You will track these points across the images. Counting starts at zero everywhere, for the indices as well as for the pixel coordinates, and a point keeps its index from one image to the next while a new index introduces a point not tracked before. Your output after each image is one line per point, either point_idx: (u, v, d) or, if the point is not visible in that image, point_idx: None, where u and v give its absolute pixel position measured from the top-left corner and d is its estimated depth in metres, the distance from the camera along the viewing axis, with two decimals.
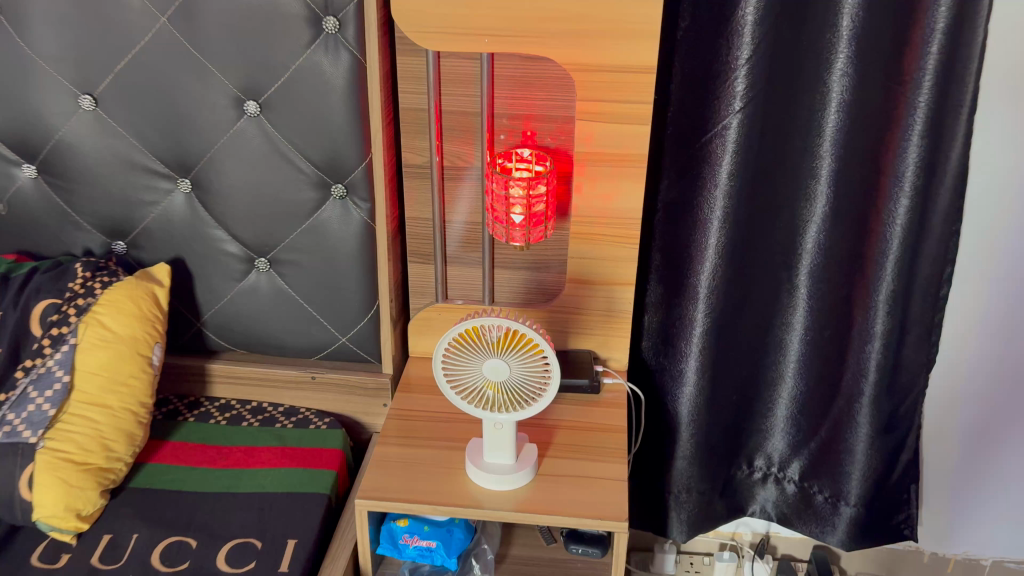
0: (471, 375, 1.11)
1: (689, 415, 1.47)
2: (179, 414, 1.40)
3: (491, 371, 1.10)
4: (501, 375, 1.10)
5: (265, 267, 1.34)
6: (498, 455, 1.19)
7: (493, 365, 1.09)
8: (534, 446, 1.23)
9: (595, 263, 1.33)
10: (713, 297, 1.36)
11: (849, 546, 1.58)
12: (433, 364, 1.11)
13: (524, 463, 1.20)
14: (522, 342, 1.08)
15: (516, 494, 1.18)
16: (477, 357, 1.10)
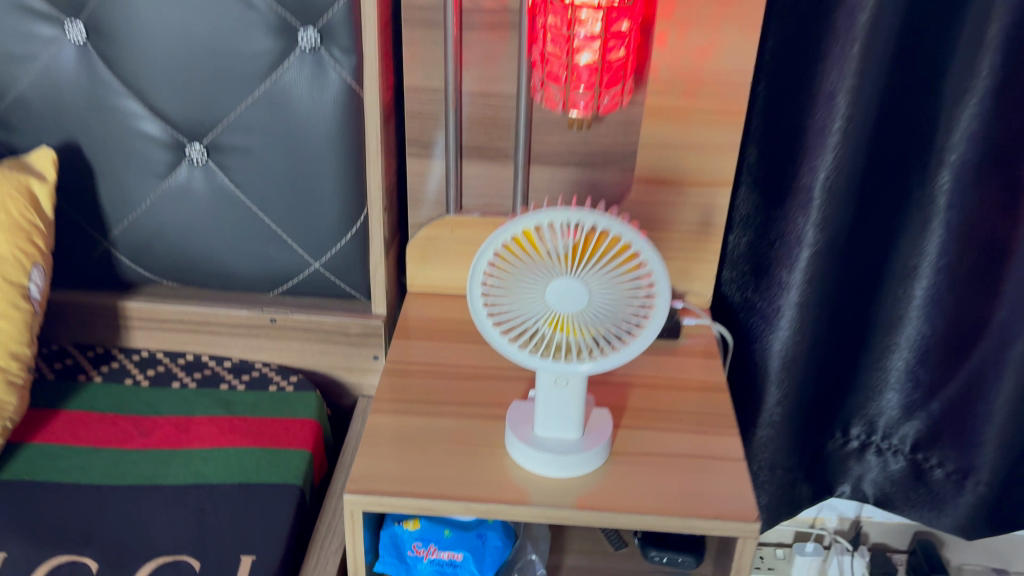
0: (527, 309, 0.72)
1: (781, 370, 1.10)
2: (80, 373, 0.98)
3: (559, 301, 0.70)
4: (575, 307, 0.71)
5: (201, 158, 0.91)
6: (558, 425, 0.80)
7: (562, 294, 0.70)
8: (606, 412, 0.84)
9: (679, 155, 0.93)
10: (828, 207, 0.98)
11: (970, 536, 1.21)
12: (470, 293, 0.72)
13: (596, 439, 0.81)
14: (609, 253, 0.68)
15: (585, 485, 0.79)
16: (537, 281, 0.70)
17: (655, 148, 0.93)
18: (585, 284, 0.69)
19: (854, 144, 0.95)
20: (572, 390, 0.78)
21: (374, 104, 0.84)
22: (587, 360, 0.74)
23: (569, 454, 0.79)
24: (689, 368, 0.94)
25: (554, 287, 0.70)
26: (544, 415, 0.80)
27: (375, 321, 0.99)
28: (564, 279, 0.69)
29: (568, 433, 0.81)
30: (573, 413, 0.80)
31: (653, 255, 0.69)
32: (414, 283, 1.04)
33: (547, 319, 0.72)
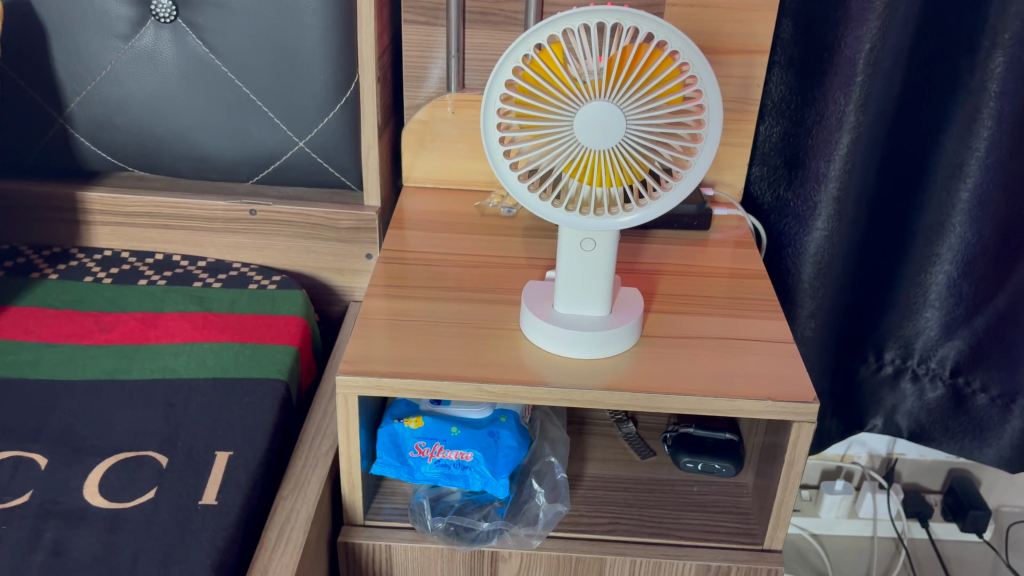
0: (553, 150, 0.61)
1: (815, 273, 1.01)
2: (32, 270, 0.86)
3: (592, 136, 0.60)
4: (611, 144, 0.60)
5: (169, 15, 0.80)
6: (583, 301, 0.70)
7: (596, 126, 0.59)
8: (635, 291, 0.74)
9: (713, 16, 0.84)
10: (870, 78, 0.89)
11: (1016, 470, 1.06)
12: (484, 131, 0.62)
13: (628, 315, 0.70)
14: (652, 71, 0.58)
15: (616, 366, 0.68)
16: (565, 111, 0.59)
17: (684, 6, 0.84)
18: (623, 111, 0.59)
19: (896, 2, 0.85)
20: (600, 254, 0.68)
21: None
22: (622, 212, 0.65)
23: (595, 330, 0.68)
24: (724, 257, 0.83)
25: (585, 117, 0.59)
26: (566, 288, 0.69)
27: (368, 212, 0.87)
28: (599, 105, 0.59)
29: (594, 310, 0.70)
30: (601, 284, 0.69)
31: (703, 72, 0.59)
32: (411, 176, 0.93)
33: (576, 162, 0.62)
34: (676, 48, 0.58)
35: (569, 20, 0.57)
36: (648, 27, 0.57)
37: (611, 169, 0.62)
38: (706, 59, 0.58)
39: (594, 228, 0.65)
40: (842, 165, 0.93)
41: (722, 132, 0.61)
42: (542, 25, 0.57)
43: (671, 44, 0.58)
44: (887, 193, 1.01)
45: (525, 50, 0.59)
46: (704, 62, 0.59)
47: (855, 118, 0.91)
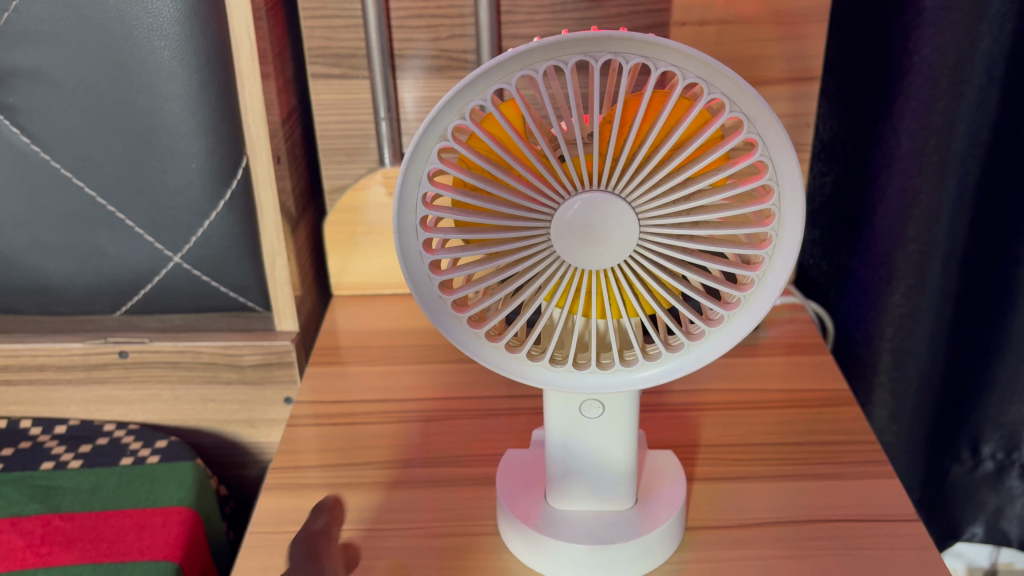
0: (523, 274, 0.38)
1: (894, 362, 0.77)
2: None
3: (606, 250, 0.36)
4: (616, 257, 0.37)
5: None
6: (599, 491, 0.44)
7: (589, 238, 0.36)
8: (669, 455, 0.49)
9: (734, 34, 0.60)
10: (955, 100, 0.65)
11: None
12: (403, 252, 0.38)
13: (658, 503, 0.45)
14: (677, 134, 0.34)
15: None
16: (538, 209, 0.36)
17: (698, 25, 0.60)
18: (631, 205, 0.36)
19: None
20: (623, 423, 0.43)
21: None
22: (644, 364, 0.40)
23: (618, 539, 0.43)
24: (785, 372, 0.58)
25: (571, 245, 0.36)
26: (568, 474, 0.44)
27: (279, 342, 0.63)
28: (563, 227, 0.36)
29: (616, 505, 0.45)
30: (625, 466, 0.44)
31: (767, 130, 0.35)
32: (341, 282, 0.69)
33: (564, 288, 0.38)
34: (718, 96, 0.34)
35: (527, 58, 0.34)
36: (666, 58, 0.33)
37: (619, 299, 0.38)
38: (773, 109, 0.34)
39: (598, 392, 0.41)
40: (920, 217, 0.69)
41: (803, 232, 0.37)
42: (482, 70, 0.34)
43: (709, 87, 0.34)
44: (989, 238, 0.72)
45: (457, 117, 0.35)
46: (770, 116, 0.35)
47: (935, 157, 0.67)
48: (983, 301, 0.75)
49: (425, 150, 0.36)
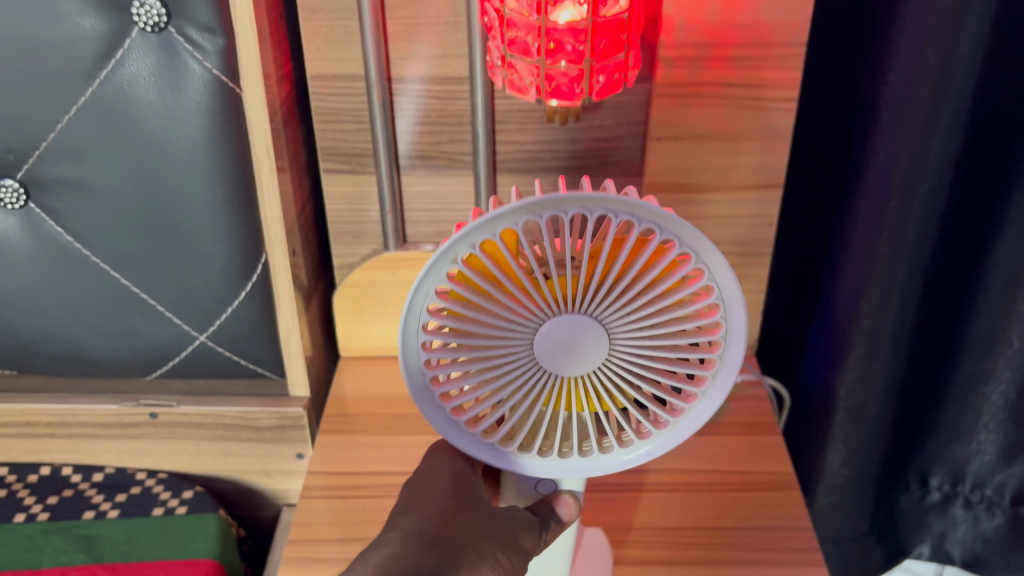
0: (508, 381, 0.45)
1: (848, 418, 0.84)
2: None
3: (577, 360, 0.44)
4: (590, 368, 0.44)
5: (16, 200, 0.63)
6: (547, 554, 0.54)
7: (571, 350, 0.44)
8: (604, 563, 0.57)
9: (706, 147, 0.66)
10: (907, 201, 0.71)
11: None
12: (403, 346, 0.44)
13: None
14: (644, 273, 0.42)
15: None
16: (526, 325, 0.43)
17: (672, 140, 0.66)
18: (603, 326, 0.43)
19: (938, 102, 0.66)
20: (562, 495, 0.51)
21: (255, 66, 0.57)
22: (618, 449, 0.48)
23: None
24: (741, 453, 0.66)
25: (551, 353, 0.44)
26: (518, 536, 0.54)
27: (292, 409, 0.70)
28: (545, 344, 0.43)
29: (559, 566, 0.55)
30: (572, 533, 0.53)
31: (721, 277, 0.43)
32: (349, 345, 0.76)
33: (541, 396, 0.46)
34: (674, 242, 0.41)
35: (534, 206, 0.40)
36: (630, 212, 0.40)
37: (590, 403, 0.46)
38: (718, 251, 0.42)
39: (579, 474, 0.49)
40: (871, 296, 0.76)
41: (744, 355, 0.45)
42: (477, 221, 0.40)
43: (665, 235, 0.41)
44: (942, 301, 0.82)
45: (468, 246, 0.41)
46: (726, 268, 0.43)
47: (887, 249, 0.73)
48: (937, 353, 0.85)
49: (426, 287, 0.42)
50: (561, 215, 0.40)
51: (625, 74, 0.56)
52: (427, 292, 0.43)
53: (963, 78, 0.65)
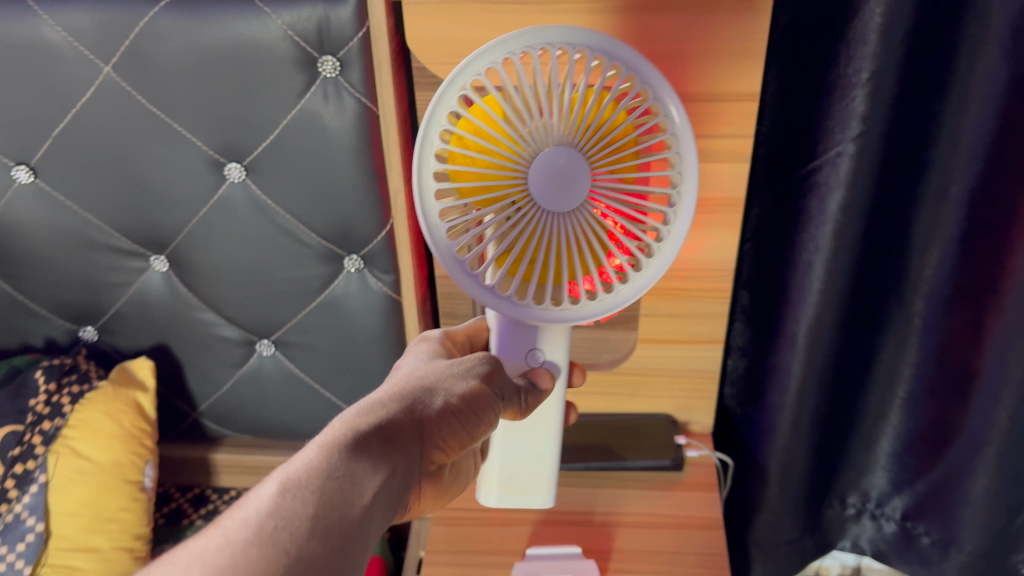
0: (519, 214, 0.69)
1: (781, 471, 1.24)
2: (184, 516, 1.19)
3: (563, 186, 0.68)
4: (576, 193, 0.68)
5: (269, 349, 1.11)
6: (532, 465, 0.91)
7: (557, 176, 0.67)
8: (592, 564, 1.01)
9: (675, 320, 1.08)
10: (812, 352, 1.10)
11: None
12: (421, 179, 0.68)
13: None
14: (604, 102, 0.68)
15: None
16: (520, 160, 0.67)
17: (653, 316, 1.08)
18: (581, 151, 0.67)
19: (836, 297, 1.06)
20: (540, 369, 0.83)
21: (411, 293, 1.01)
22: (619, 290, 0.75)
23: None
24: (689, 503, 1.10)
25: (542, 182, 0.67)
26: (512, 460, 0.90)
27: None
28: (539, 173, 0.67)
29: (543, 472, 0.92)
30: (550, 439, 0.90)
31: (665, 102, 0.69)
32: None
33: (553, 225, 0.70)
34: (598, 53, 0.67)
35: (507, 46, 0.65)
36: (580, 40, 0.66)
37: (585, 242, 0.72)
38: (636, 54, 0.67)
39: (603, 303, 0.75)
40: (790, 417, 1.18)
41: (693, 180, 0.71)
42: (458, 73, 0.66)
43: (586, 49, 0.66)
44: (846, 400, 1.27)
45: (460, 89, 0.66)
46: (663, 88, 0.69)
47: (802, 378, 1.13)
48: (842, 430, 1.30)
49: (428, 162, 0.68)
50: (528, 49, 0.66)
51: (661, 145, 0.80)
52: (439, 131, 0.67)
53: (848, 283, 1.08)
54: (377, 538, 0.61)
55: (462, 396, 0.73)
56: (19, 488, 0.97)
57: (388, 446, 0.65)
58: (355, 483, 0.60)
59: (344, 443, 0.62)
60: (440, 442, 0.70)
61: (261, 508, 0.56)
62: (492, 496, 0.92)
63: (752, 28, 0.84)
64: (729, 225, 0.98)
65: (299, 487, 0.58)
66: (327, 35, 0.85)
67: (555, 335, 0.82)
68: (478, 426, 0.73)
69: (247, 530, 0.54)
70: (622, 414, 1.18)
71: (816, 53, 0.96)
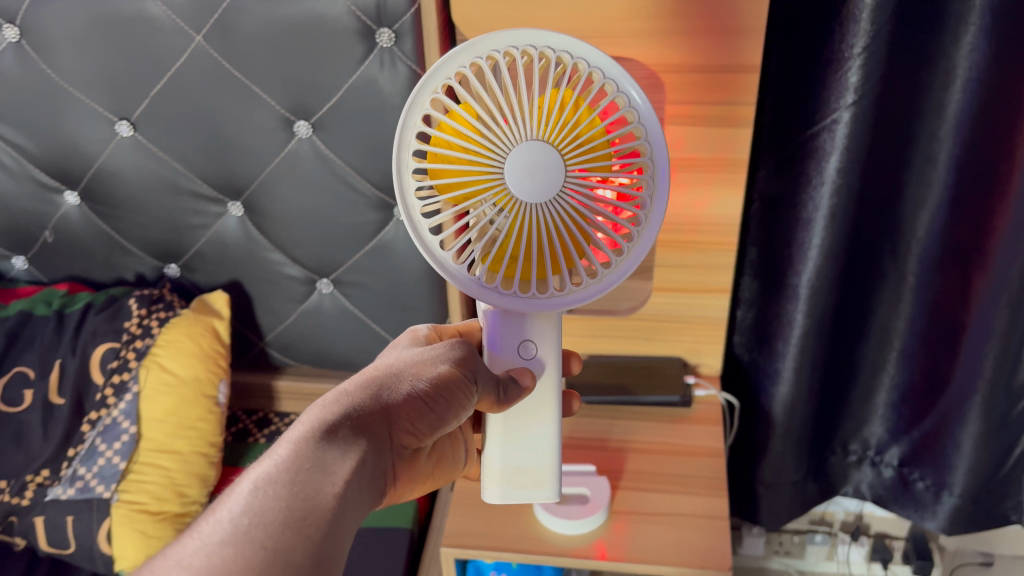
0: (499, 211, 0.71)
1: (785, 414, 1.35)
2: (250, 435, 1.35)
3: (539, 179, 0.68)
4: (552, 190, 0.69)
5: (328, 288, 1.27)
6: (535, 457, 0.87)
7: (531, 170, 0.68)
8: (604, 480, 1.15)
9: (685, 271, 1.21)
10: (813, 303, 1.21)
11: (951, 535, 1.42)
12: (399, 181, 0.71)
13: (596, 504, 1.11)
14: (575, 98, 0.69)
15: (590, 537, 1.10)
16: (495, 158, 0.69)
17: (666, 267, 1.21)
18: (555, 148, 0.69)
19: (835, 251, 1.16)
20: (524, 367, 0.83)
21: None
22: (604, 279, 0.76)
23: (577, 514, 1.10)
24: (695, 435, 1.24)
25: (518, 176, 0.68)
26: (515, 453, 0.86)
27: None
28: (514, 168, 0.68)
29: (547, 465, 0.87)
30: (549, 429, 0.87)
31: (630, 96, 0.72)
32: None
33: (532, 219, 0.71)
34: (563, 52, 0.69)
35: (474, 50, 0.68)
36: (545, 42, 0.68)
37: (565, 234, 0.72)
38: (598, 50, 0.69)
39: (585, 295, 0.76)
40: (792, 365, 1.28)
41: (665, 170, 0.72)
42: (428, 79, 0.69)
43: (553, 49, 0.68)
44: (845, 351, 1.38)
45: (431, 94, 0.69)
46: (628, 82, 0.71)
47: (805, 327, 1.24)
48: (843, 380, 1.42)
49: (406, 163, 0.71)
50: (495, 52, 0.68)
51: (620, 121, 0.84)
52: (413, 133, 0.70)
53: (846, 239, 1.19)
54: (355, 526, 0.61)
55: (430, 382, 0.73)
56: (117, 395, 1.18)
57: (358, 434, 0.65)
58: (326, 471, 0.60)
59: (310, 435, 0.63)
60: (412, 427, 0.71)
61: (238, 501, 0.57)
62: (495, 492, 0.87)
63: (750, 8, 0.97)
64: (732, 184, 1.11)
65: (267, 484, 0.58)
66: (384, 10, 1.00)
67: (546, 325, 0.83)
68: (447, 409, 0.73)
69: (220, 530, 0.55)
70: (638, 357, 1.32)
71: (814, 32, 1.08)
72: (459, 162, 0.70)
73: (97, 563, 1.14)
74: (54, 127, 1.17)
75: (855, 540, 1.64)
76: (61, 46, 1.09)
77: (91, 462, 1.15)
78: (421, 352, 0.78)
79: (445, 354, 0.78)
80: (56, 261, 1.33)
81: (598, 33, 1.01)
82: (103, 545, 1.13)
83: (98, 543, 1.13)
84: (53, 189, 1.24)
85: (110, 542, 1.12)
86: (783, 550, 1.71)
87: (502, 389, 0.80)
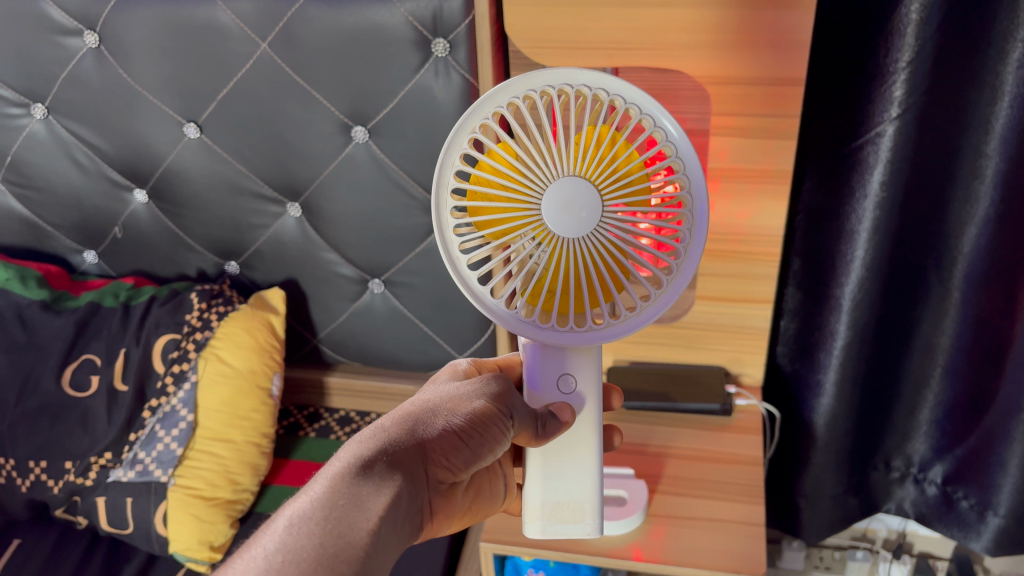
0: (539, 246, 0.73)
1: (825, 427, 1.35)
2: (300, 428, 1.40)
3: (572, 212, 0.70)
4: (590, 227, 0.71)
5: (379, 289, 1.32)
6: (575, 492, 0.88)
7: (566, 204, 0.70)
8: (642, 482, 1.17)
9: (728, 280, 1.23)
10: (854, 315, 1.21)
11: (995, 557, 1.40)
12: (438, 217, 0.74)
13: (635, 506, 1.13)
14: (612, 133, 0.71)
15: (627, 539, 1.12)
16: (532, 195, 0.71)
17: (708, 275, 1.23)
18: (591, 183, 0.70)
19: (877, 264, 1.17)
20: (562, 405, 0.84)
21: None
22: (643, 308, 0.77)
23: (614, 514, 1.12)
24: (734, 442, 1.25)
25: (553, 210, 0.70)
26: (555, 486, 0.87)
27: None
28: (550, 203, 0.70)
29: (588, 498, 0.88)
30: (589, 462, 0.88)
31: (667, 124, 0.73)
32: None
33: (570, 254, 0.72)
34: (599, 88, 0.71)
35: (511, 90, 0.71)
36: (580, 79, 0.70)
37: (603, 268, 0.74)
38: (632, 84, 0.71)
39: (626, 330, 0.77)
40: (835, 377, 1.29)
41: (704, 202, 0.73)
42: (466, 118, 0.72)
43: (588, 86, 0.70)
44: (888, 366, 1.38)
45: (469, 134, 0.72)
46: (665, 114, 0.73)
47: (847, 340, 1.24)
48: (885, 396, 1.42)
49: (444, 198, 0.73)
50: (532, 90, 0.70)
51: (663, 158, 0.86)
52: (452, 171, 0.73)
53: (889, 253, 1.19)
54: (390, 562, 0.62)
55: (465, 417, 0.75)
56: (176, 383, 1.23)
57: (393, 470, 0.66)
58: (360, 508, 0.61)
59: (345, 471, 0.64)
60: (448, 462, 0.72)
61: (273, 539, 0.58)
62: (536, 527, 0.88)
63: (796, 22, 0.99)
64: (775, 195, 1.12)
65: (304, 519, 0.59)
66: (440, 21, 1.04)
67: (586, 360, 0.84)
68: (481, 444, 0.74)
69: (259, 562, 0.56)
70: (680, 364, 1.34)
71: (861, 48, 1.09)
72: (497, 200, 0.72)
73: (152, 543, 1.19)
74: (126, 128, 1.24)
75: (897, 559, 1.63)
76: (137, 52, 1.16)
77: (150, 447, 1.21)
78: (455, 389, 0.80)
79: (479, 390, 0.79)
80: (124, 255, 1.40)
81: (646, 45, 1.04)
82: (159, 527, 1.18)
83: (154, 524, 1.18)
84: (124, 186, 1.32)
85: (165, 525, 1.18)
86: (823, 566, 1.71)
87: (540, 423, 0.81)
